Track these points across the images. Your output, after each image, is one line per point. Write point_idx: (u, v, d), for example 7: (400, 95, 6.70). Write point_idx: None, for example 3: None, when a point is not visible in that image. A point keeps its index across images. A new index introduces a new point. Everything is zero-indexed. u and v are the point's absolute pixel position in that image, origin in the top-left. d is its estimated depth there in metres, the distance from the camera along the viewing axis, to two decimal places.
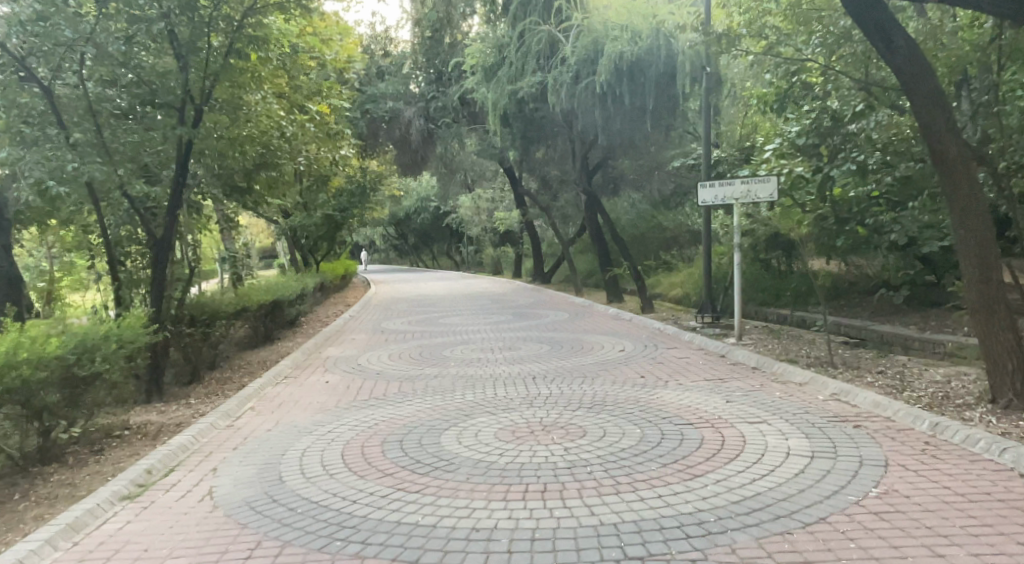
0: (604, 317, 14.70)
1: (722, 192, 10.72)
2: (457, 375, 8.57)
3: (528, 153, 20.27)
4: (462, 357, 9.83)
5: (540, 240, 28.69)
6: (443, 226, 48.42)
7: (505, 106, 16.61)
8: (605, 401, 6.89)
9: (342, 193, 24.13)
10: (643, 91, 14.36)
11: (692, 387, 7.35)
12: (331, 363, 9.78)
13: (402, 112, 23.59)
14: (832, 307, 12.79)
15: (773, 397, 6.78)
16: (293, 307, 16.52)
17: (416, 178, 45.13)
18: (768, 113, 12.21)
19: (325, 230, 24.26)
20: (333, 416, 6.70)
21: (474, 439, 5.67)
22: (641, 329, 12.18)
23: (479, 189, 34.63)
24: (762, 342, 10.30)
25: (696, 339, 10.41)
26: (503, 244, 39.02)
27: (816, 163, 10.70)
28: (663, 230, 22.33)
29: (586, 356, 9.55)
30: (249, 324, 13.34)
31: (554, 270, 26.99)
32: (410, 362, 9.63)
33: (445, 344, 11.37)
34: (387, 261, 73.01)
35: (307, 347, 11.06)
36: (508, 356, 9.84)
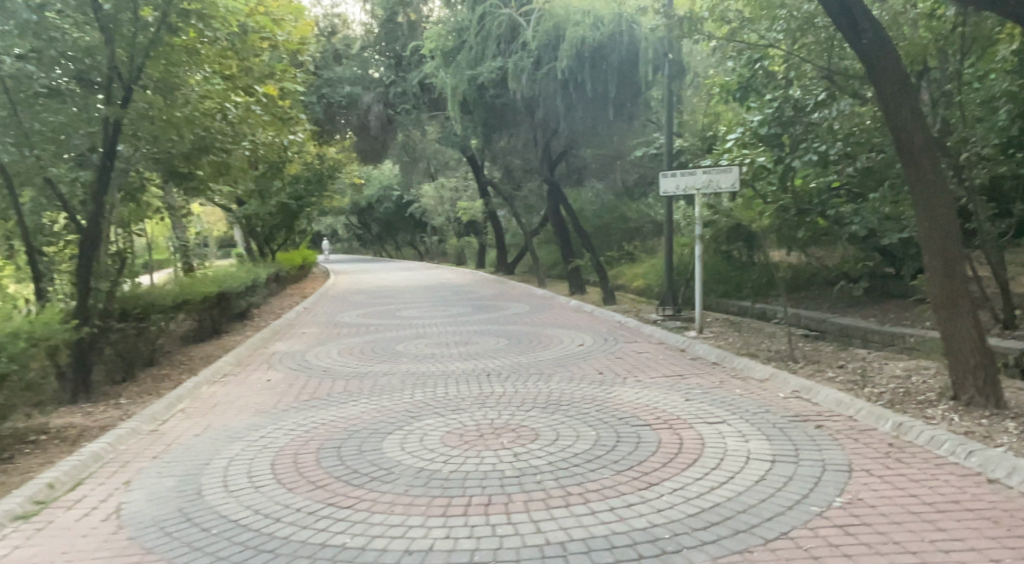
0: (565, 309, 14.41)
1: (682, 181, 10.40)
2: (407, 372, 8.16)
3: (490, 141, 19.85)
4: (414, 353, 9.41)
5: (503, 230, 28.30)
6: (406, 215, 47.71)
7: (464, 91, 15.99)
8: (560, 400, 6.56)
9: (298, 180, 23.42)
10: (605, 78, 14.03)
11: (651, 384, 7.06)
12: (275, 360, 9.29)
13: (361, 97, 22.95)
14: (793, 299, 12.67)
15: (733, 395, 6.53)
16: (243, 299, 15.91)
17: (378, 166, 44.34)
18: (731, 102, 12.00)
19: (280, 219, 23.55)
20: (269, 419, 6.26)
21: (416, 444, 5.28)
22: (601, 322, 11.91)
23: (442, 178, 34.11)
24: (723, 336, 10.09)
25: (657, 333, 10.16)
26: (467, 234, 38.52)
27: (778, 154, 10.50)
28: (626, 221, 22.13)
29: (542, 351, 9.22)
30: (193, 317, 12.73)
31: (517, 260, 26.63)
32: (359, 358, 9.18)
33: (399, 338, 10.94)
34: (349, 251, 71.88)
35: (252, 342, 10.54)
36: (462, 352, 9.45)
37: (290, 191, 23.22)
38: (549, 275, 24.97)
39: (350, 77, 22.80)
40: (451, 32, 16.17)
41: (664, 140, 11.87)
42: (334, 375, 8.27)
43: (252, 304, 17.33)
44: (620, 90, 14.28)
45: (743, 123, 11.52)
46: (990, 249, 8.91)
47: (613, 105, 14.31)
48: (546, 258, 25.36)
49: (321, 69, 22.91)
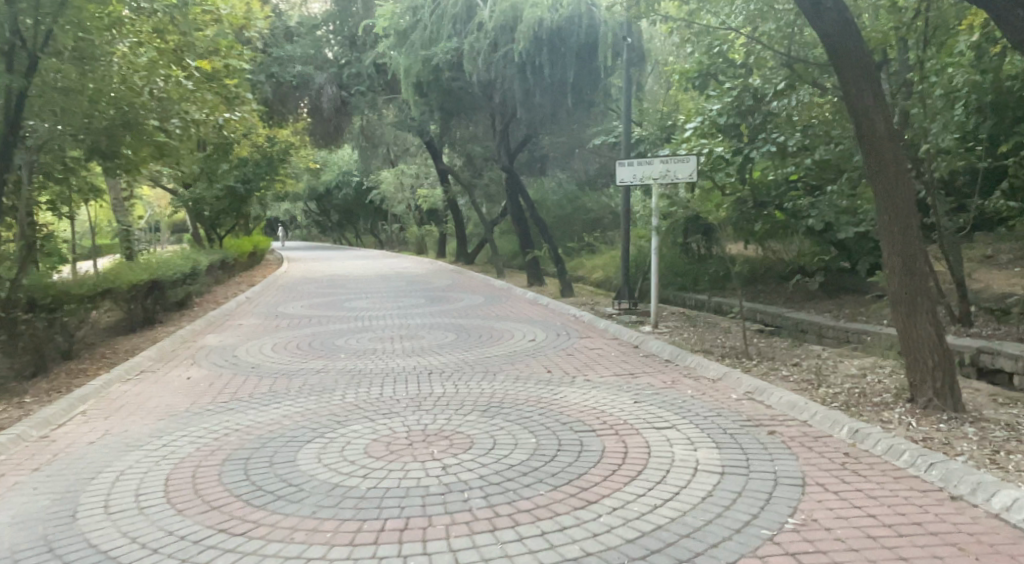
0: (519, 300, 13.95)
1: (639, 170, 9.95)
2: (343, 369, 7.61)
3: (447, 127, 19.26)
4: (353, 348, 8.85)
5: (463, 220, 27.69)
6: (366, 203, 46.73)
7: (418, 73, 15.35)
8: (500, 402, 6.09)
9: (246, 163, 22.57)
10: (563, 64, 13.51)
11: (599, 384, 6.63)
12: (202, 355, 8.65)
13: (313, 78, 22.13)
14: (750, 292, 12.39)
15: (684, 397, 6.13)
16: (180, 288, 15.13)
17: (337, 151, 43.29)
18: (690, 90, 11.62)
19: (227, 204, 22.64)
20: (177, 424, 5.68)
21: (334, 454, 4.76)
22: (554, 315, 11.49)
23: (402, 165, 33.35)
24: (678, 331, 9.74)
25: (610, 327, 9.76)
26: (427, 223, 37.78)
27: (736, 144, 10.16)
28: (586, 211, 21.74)
29: (489, 347, 8.75)
30: (120, 306, 11.95)
31: (476, 250, 26.06)
32: (293, 354, 8.59)
33: (340, 331, 10.34)
34: (308, 238, 70.44)
35: (180, 335, 9.85)
36: (404, 347, 8.92)
37: (238, 175, 22.33)
38: (508, 265, 24.47)
39: (302, 57, 21.94)
40: (406, 10, 15.53)
41: (622, 128, 11.43)
42: (262, 372, 7.68)
43: (192, 293, 16.55)
44: (578, 76, 13.79)
45: (701, 111, 11.16)
46: (948, 245, 8.71)
47: (571, 92, 13.84)
48: (506, 248, 24.86)
49: (271, 48, 22.02)
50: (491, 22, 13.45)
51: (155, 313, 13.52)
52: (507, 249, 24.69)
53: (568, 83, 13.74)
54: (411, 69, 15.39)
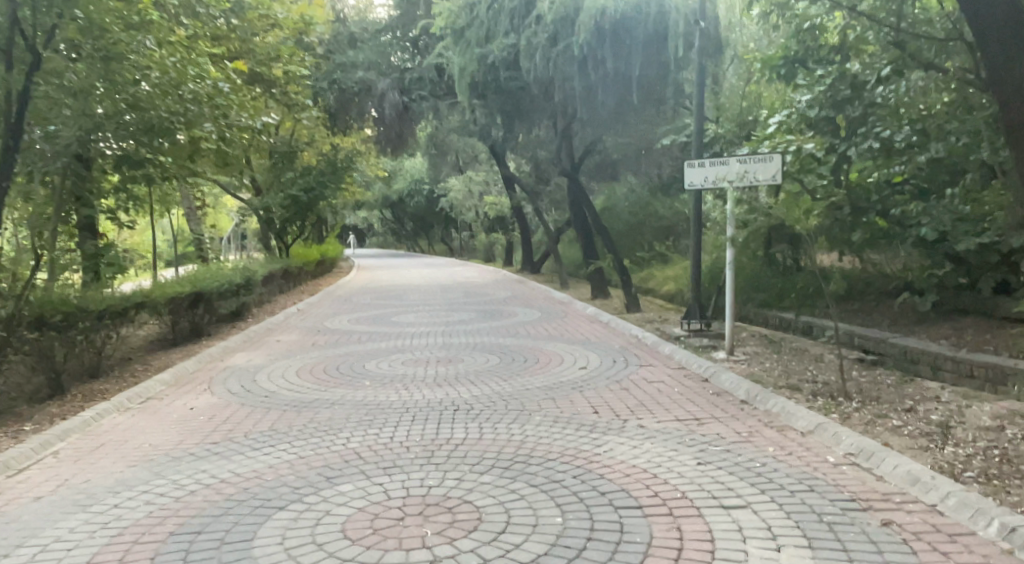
0: (579, 317, 12.74)
1: (712, 172, 8.62)
2: (360, 403, 6.65)
3: (510, 130, 18.31)
4: (382, 374, 7.90)
5: (529, 228, 26.60)
6: (437, 211, 46.41)
7: (474, 72, 14.52)
8: (530, 455, 4.94)
9: (309, 172, 22.29)
10: (629, 56, 12.29)
11: (655, 432, 5.39)
12: (219, 379, 7.89)
13: (374, 84, 21.41)
14: (845, 312, 10.75)
15: (764, 456, 4.81)
16: (231, 299, 14.72)
17: (409, 158, 43.12)
18: (775, 80, 10.15)
19: (294, 213, 22.37)
20: (146, 473, 4.82)
21: (302, 532, 3.75)
22: (615, 336, 10.24)
23: (470, 172, 32.61)
24: (758, 358, 8.32)
25: (677, 353, 8.44)
26: (496, 231, 36.92)
27: (830, 140, 8.92)
28: (659, 218, 20.29)
29: (533, 376, 7.61)
30: (158, 322, 11.51)
31: (542, 259, 24.96)
32: (315, 380, 7.71)
33: (375, 352, 9.43)
34: (384, 245, 71.11)
35: (206, 354, 9.17)
36: (439, 374, 7.90)
37: (300, 183, 21.94)
38: (575, 276, 23.23)
39: (364, 61, 21.38)
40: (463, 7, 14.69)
41: (693, 125, 10.09)
42: (273, 403, 6.81)
43: (247, 304, 16.19)
44: (646, 70, 12.52)
45: (788, 104, 9.70)
46: None
47: (636, 88, 12.62)
48: (573, 257, 23.66)
49: (333, 54, 21.58)
50: (550, 13, 12.45)
51: (204, 324, 13.14)
52: (575, 258, 23.47)
53: (634, 78, 12.52)
54: (466, 69, 14.62)
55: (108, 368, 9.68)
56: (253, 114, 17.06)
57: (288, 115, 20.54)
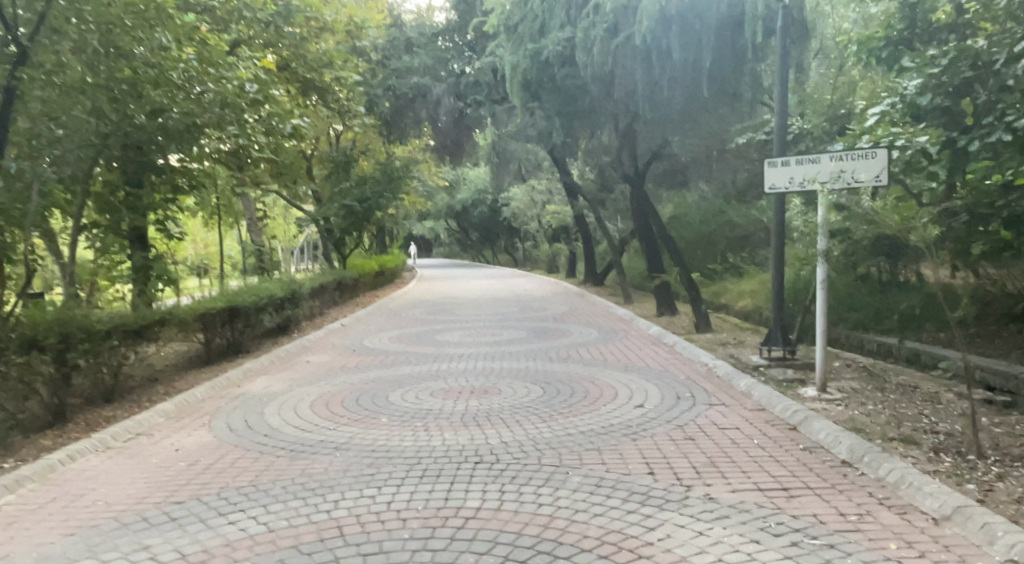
0: (641, 338, 11.40)
1: (799, 172, 7.23)
2: (368, 449, 5.56)
3: (571, 134, 17.14)
4: (404, 409, 6.81)
5: (591, 239, 25.33)
6: (502, 221, 45.55)
7: (526, 70, 13.57)
8: (559, 544, 3.73)
9: (365, 182, 21.66)
10: (698, 46, 10.97)
11: (731, 510, 4.09)
12: (224, 412, 6.97)
13: (430, 89, 20.72)
14: (961, 338, 9.08)
15: (887, 560, 3.44)
16: (273, 314, 14.01)
17: (474, 168, 42.44)
18: (875, 66, 8.63)
19: (350, 224, 21.79)
20: (79, 549, 3.86)
21: None
22: (680, 363, 8.88)
23: (532, 181, 31.57)
24: (859, 398, 6.83)
25: (757, 388, 7.04)
26: (559, 241, 35.71)
27: (948, 133, 7.26)
28: (733, 227, 18.71)
29: (578, 416, 6.35)
30: (189, 338, 10.89)
31: (606, 271, 23.64)
32: (328, 415, 6.68)
33: (404, 379, 8.36)
34: (451, 256, 70.86)
35: (221, 380, 8.32)
36: (468, 410, 6.73)
37: (354, 192, 21.28)
38: (641, 289, 21.79)
39: (420, 66, 20.55)
40: (518, 2, 13.88)
41: (776, 118, 8.65)
42: (269, 445, 5.81)
43: (294, 318, 15.52)
44: (719, 61, 11.16)
45: (893, 91, 8.17)
46: None
47: (707, 81, 11.30)
48: (639, 269, 22.23)
49: (388, 58, 20.85)
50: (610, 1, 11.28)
51: (242, 340, 12.47)
52: (641, 270, 22.03)
53: (705, 71, 11.19)
54: (519, 66, 13.71)
55: (124, 391, 9.01)
56: (296, 114, 16.48)
57: (342, 123, 19.97)
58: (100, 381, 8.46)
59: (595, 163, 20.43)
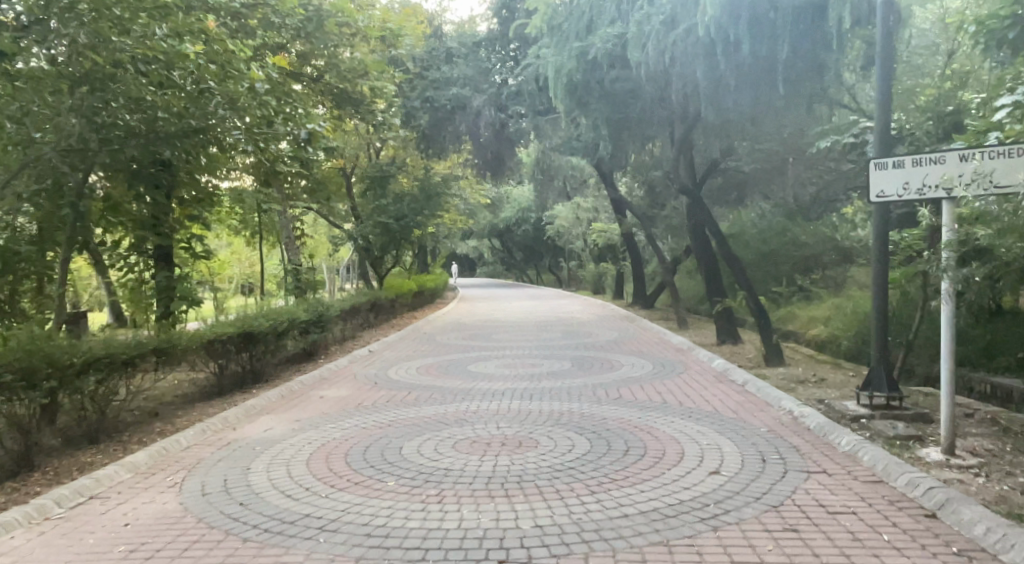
0: (703, 373, 9.95)
1: (917, 175, 5.73)
2: (365, 531, 4.31)
3: (620, 145, 15.84)
4: (417, 468, 5.53)
5: (640, 259, 23.86)
6: (545, 239, 44.23)
7: (571, 71, 12.40)
8: None
9: (403, 199, 20.71)
10: (771, 38, 9.61)
11: None
12: (205, 464, 5.81)
13: (470, 101, 19.51)
14: None
15: None
16: (297, 338, 12.93)
17: (517, 185, 41.42)
18: (996, 49, 7.15)
19: (387, 244, 20.80)
20: None
21: None
22: (756, 409, 7.40)
23: (578, 198, 30.24)
24: (1003, 468, 5.32)
25: (866, 450, 5.56)
26: (605, 261, 34.22)
27: None
28: (797, 247, 17.14)
29: (637, 487, 4.96)
30: (201, 367, 9.87)
31: (657, 293, 22.13)
32: (325, 474, 5.45)
33: (426, 423, 7.08)
34: (494, 275, 69.81)
35: (214, 421, 7.17)
36: (499, 470, 5.41)
37: (391, 209, 20.38)
38: (696, 314, 20.22)
39: (460, 77, 19.45)
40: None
41: (875, 112, 7.17)
42: (243, 521, 4.57)
43: (322, 343, 14.46)
44: (796, 52, 9.78)
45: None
46: None
47: (783, 75, 9.92)
48: (693, 291, 20.72)
49: (427, 69, 19.77)
50: None
51: (261, 367, 11.38)
52: (695, 292, 20.53)
53: (779, 65, 9.83)
54: (563, 68, 12.53)
55: (112, 430, 7.95)
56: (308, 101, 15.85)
57: (378, 136, 19.03)
58: (83, 419, 7.43)
59: (645, 177, 19.04)
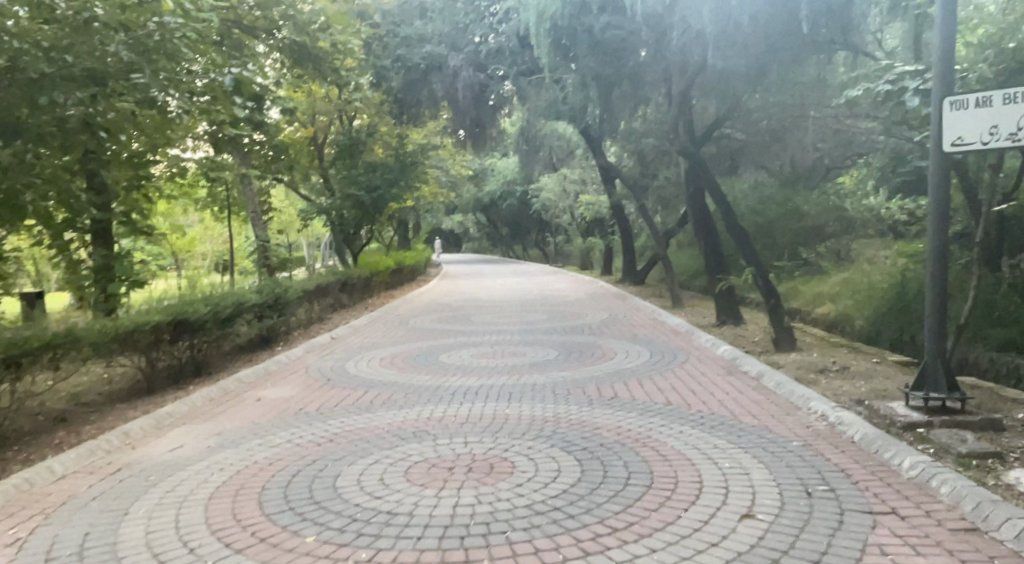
0: (709, 362, 8.61)
1: None
2: None
3: (610, 106, 14.39)
4: (351, 511, 4.15)
5: (631, 232, 22.48)
6: (532, 214, 42.57)
7: (555, 14, 11.22)
8: None
9: (375, 169, 19.12)
10: None
11: None
12: (73, 506, 4.40)
13: (445, 60, 17.80)
14: None
15: None
16: (250, 323, 11.45)
17: (502, 157, 39.83)
18: None
19: (360, 219, 19.22)
20: None
21: None
22: (782, 414, 6.05)
23: (565, 168, 28.64)
24: None
25: (944, 479, 4.23)
26: (592, 235, 32.73)
27: None
28: (800, 217, 15.79)
29: (644, 545, 3.62)
30: (128, 361, 8.47)
31: (648, 268, 20.79)
32: (224, 524, 4.05)
33: (375, 438, 5.67)
34: (480, 251, 68.07)
35: (110, 437, 5.73)
36: (460, 515, 4.04)
37: (362, 180, 18.80)
38: (691, 291, 18.93)
39: (434, 33, 17.72)
40: None
41: (935, 37, 5.62)
42: None
43: (283, 327, 13.03)
44: None
45: None
46: None
47: None
48: (688, 266, 19.39)
49: (398, 26, 18.04)
50: None
51: (203, 358, 9.94)
52: (691, 267, 19.22)
53: None
54: (546, 12, 11.23)
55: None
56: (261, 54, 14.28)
57: (345, 98, 17.42)
58: None
59: (636, 143, 17.63)
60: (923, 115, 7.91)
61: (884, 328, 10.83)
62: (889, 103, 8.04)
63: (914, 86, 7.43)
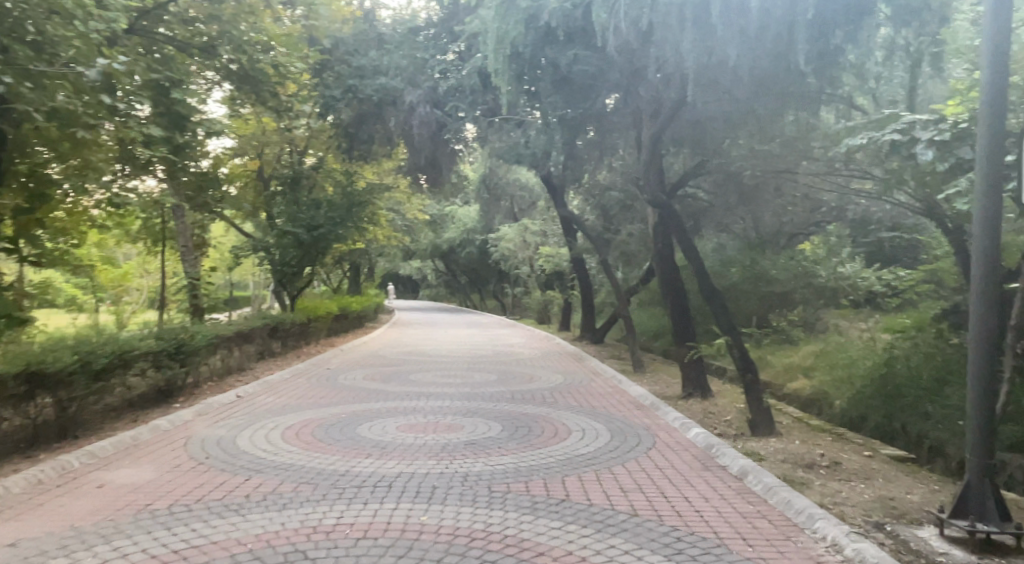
0: (679, 451, 7.16)
1: None
2: None
3: (574, 152, 13.22)
4: None
5: (591, 288, 21.17)
6: (491, 263, 41.16)
7: (517, 40, 10.01)
8: None
9: (319, 205, 17.54)
10: None
11: None
12: None
13: (401, 94, 16.56)
14: None
15: None
16: (143, 374, 9.60)
17: (463, 205, 38.57)
18: None
19: (300, 259, 17.49)
20: None
21: None
22: (783, 542, 4.60)
23: (527, 219, 27.44)
24: None
25: None
26: (552, 288, 31.37)
27: None
28: (769, 282, 14.72)
29: None
30: None
31: (609, 327, 19.44)
32: None
33: None
34: (437, 298, 66.13)
35: None
36: None
37: (302, 217, 17.14)
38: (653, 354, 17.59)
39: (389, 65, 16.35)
40: None
41: (982, 74, 4.56)
42: None
43: (189, 380, 11.19)
44: (818, 20, 7.99)
45: None
46: None
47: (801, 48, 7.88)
48: (651, 328, 18.09)
49: (352, 56, 16.70)
50: None
51: (73, 417, 8.13)
52: (654, 329, 17.93)
53: None
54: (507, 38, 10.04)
55: None
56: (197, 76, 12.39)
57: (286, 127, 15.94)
58: None
59: (600, 195, 16.51)
60: (935, 172, 6.82)
61: (869, 412, 9.59)
62: (894, 157, 6.96)
63: (930, 136, 6.34)
